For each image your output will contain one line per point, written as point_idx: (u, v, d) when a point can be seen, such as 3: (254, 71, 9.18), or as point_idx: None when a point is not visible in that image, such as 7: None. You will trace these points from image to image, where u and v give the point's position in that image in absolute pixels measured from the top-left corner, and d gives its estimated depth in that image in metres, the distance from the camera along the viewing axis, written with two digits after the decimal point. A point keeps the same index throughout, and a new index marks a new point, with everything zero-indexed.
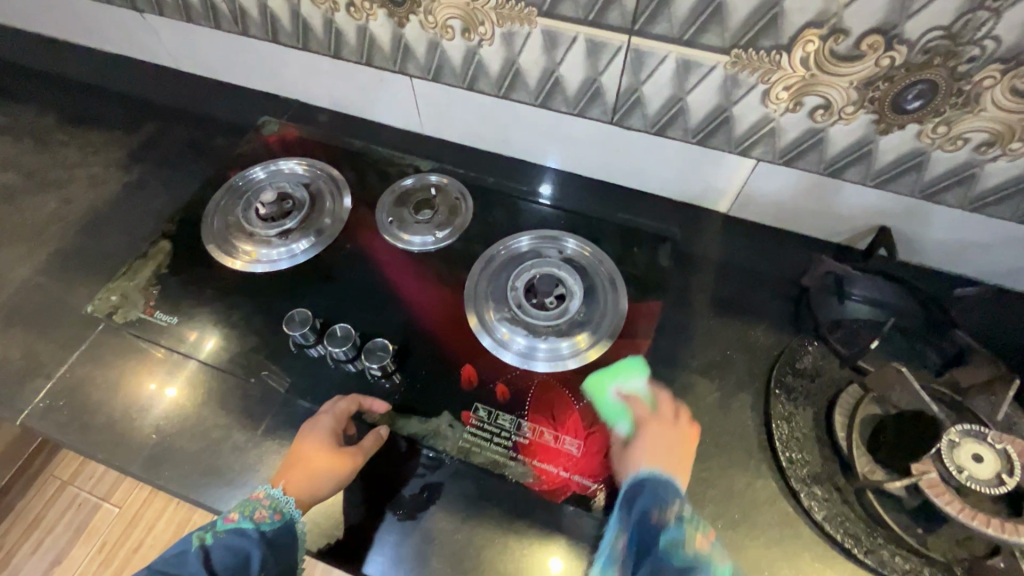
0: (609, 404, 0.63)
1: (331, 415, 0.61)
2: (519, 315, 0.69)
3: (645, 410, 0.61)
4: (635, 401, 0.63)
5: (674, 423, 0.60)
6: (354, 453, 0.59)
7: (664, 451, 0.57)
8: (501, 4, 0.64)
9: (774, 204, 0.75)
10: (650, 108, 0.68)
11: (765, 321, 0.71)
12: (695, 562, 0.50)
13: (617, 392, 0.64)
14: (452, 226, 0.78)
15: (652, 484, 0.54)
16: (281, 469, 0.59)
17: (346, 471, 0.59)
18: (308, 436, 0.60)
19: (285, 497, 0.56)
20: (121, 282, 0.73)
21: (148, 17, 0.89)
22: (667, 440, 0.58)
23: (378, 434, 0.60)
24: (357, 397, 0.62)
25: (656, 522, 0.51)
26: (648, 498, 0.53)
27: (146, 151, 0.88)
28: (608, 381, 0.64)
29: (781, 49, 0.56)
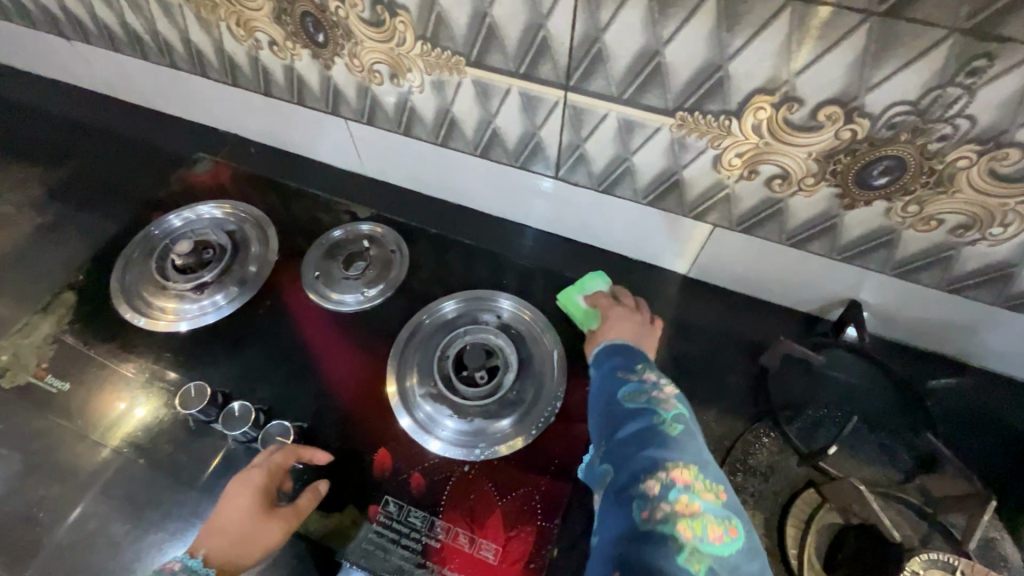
0: (580, 307, 0.66)
1: (264, 469, 0.56)
2: (445, 392, 0.62)
3: (609, 301, 0.64)
4: (600, 298, 0.65)
5: (635, 311, 0.64)
6: (289, 513, 0.54)
7: (631, 328, 0.60)
8: (428, 52, 0.57)
9: (735, 270, 0.68)
10: (596, 165, 0.62)
11: (719, 402, 0.63)
12: (646, 405, 0.48)
13: (584, 297, 0.66)
14: (384, 282, 0.71)
15: (620, 353, 0.55)
16: (203, 533, 0.53)
17: (279, 534, 0.53)
18: (237, 494, 0.54)
19: (204, 569, 0.50)
20: (14, 340, 0.67)
21: (74, 45, 0.83)
22: (630, 321, 0.61)
23: (317, 490, 0.55)
24: (295, 449, 0.57)
25: (615, 379, 0.53)
26: (614, 362, 0.55)
27: (66, 188, 0.82)
28: (573, 293, 0.67)
29: (730, 115, 0.49)
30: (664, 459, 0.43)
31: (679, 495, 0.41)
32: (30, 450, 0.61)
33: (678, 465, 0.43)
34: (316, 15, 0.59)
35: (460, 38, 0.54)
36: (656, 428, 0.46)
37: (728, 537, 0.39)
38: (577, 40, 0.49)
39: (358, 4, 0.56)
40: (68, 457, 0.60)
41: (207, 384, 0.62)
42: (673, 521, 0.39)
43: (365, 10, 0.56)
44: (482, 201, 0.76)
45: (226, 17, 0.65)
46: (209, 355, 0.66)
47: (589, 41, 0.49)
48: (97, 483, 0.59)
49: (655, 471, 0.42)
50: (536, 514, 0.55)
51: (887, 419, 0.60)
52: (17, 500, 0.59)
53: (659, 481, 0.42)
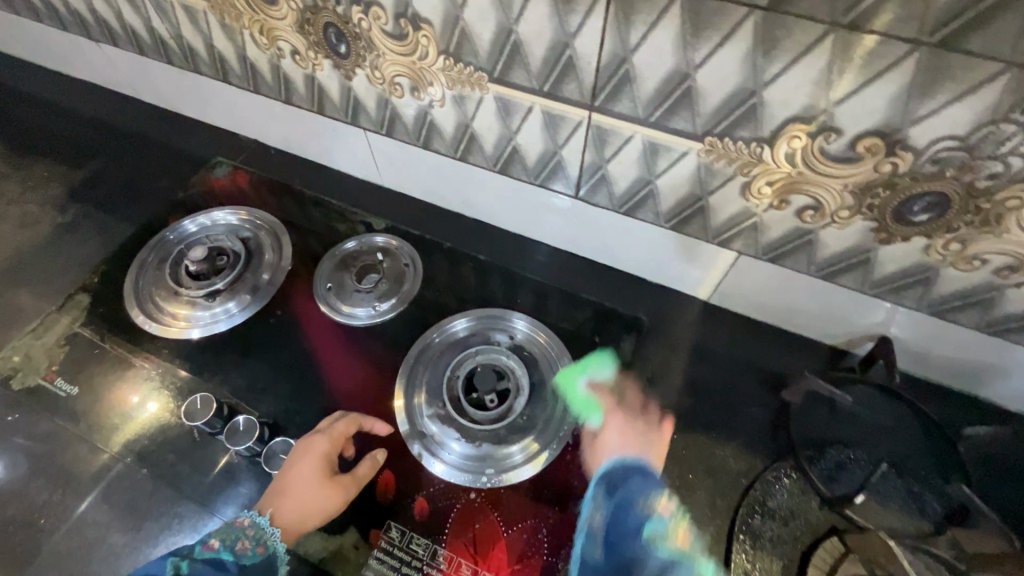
0: (581, 398, 0.61)
1: (327, 437, 0.57)
2: (453, 415, 0.60)
3: (613, 398, 0.60)
4: (602, 392, 0.62)
5: (641, 411, 0.59)
6: (349, 481, 0.55)
7: (637, 437, 0.56)
8: (450, 67, 0.56)
9: (758, 300, 0.65)
10: (617, 187, 0.60)
11: (738, 437, 0.61)
12: (680, 557, 0.45)
13: (587, 385, 0.62)
14: (396, 296, 0.70)
15: (637, 474, 0.49)
16: (269, 494, 0.54)
17: (339, 500, 0.54)
18: (303, 458, 0.55)
19: (270, 528, 0.52)
20: (27, 340, 0.67)
21: (102, 47, 0.84)
22: (636, 428, 0.56)
23: (375, 459, 0.57)
24: (356, 419, 0.59)
25: (641, 514, 0.47)
26: (633, 486, 0.48)
27: (86, 188, 0.83)
28: (577, 375, 0.63)
29: (761, 142, 0.47)
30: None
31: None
32: (35, 454, 0.61)
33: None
34: (338, 26, 0.58)
35: (483, 54, 0.53)
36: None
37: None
38: (605, 60, 0.47)
39: (382, 17, 0.55)
40: (72, 463, 0.60)
41: (213, 395, 0.61)
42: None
43: (388, 23, 0.55)
44: (499, 217, 0.75)
45: (250, 26, 0.65)
46: (217, 364, 0.66)
47: (616, 62, 0.47)
48: (99, 491, 0.58)
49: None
50: (542, 548, 0.53)
51: (912, 459, 0.56)
52: (19, 504, 0.58)
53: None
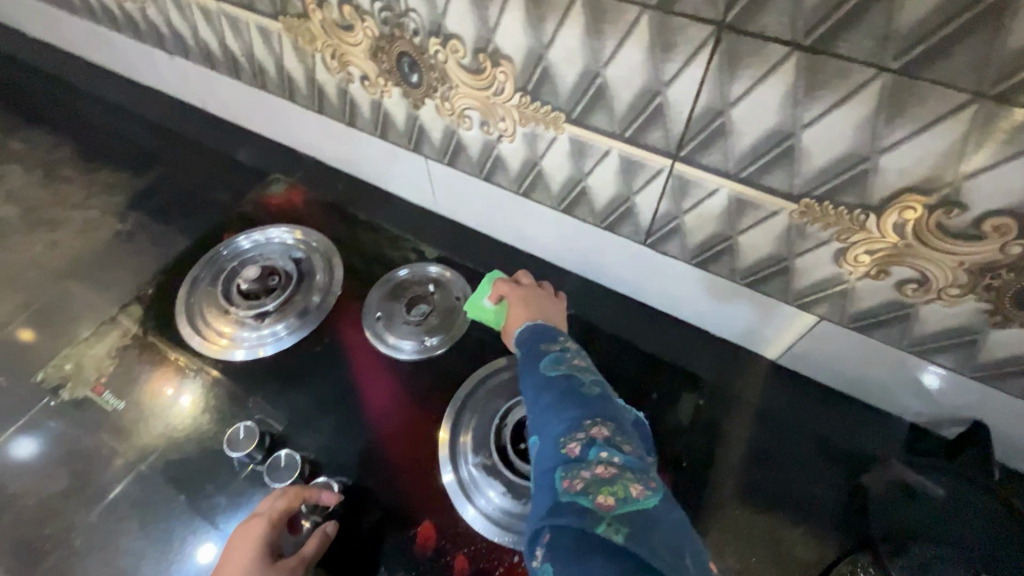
0: (489, 309, 0.62)
1: (266, 518, 0.52)
2: (500, 466, 0.57)
3: (510, 285, 0.61)
4: (501, 288, 0.61)
5: (534, 286, 0.61)
6: (295, 563, 0.51)
7: (538, 306, 0.58)
8: (525, 104, 0.54)
9: (834, 367, 0.60)
10: (692, 239, 0.56)
11: (806, 519, 0.56)
12: (567, 373, 0.47)
13: (489, 297, 0.62)
14: (446, 332, 0.67)
15: (545, 329, 0.53)
16: None
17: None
18: (237, 547, 0.50)
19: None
20: (79, 350, 0.67)
21: (175, 59, 0.85)
22: (535, 299, 0.59)
23: (325, 533, 0.53)
24: (299, 492, 0.54)
25: (539, 351, 0.50)
26: (539, 335, 0.52)
27: (146, 196, 0.83)
28: (479, 297, 0.63)
29: (868, 210, 0.43)
30: (582, 420, 0.42)
31: (601, 459, 0.38)
32: (76, 470, 0.59)
33: (597, 425, 0.41)
34: (413, 56, 0.57)
35: (564, 94, 0.50)
36: (576, 390, 0.45)
37: (650, 494, 0.37)
38: (699, 111, 0.44)
39: (460, 50, 0.53)
40: (110, 483, 0.58)
41: (257, 423, 0.60)
42: (593, 491, 0.36)
43: (466, 57, 0.53)
44: (555, 254, 0.72)
45: (322, 49, 0.64)
46: (260, 390, 0.64)
47: (711, 114, 0.44)
48: (134, 519, 0.56)
49: (577, 433, 0.41)
50: None
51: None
52: (53, 524, 0.56)
53: (582, 443, 0.40)
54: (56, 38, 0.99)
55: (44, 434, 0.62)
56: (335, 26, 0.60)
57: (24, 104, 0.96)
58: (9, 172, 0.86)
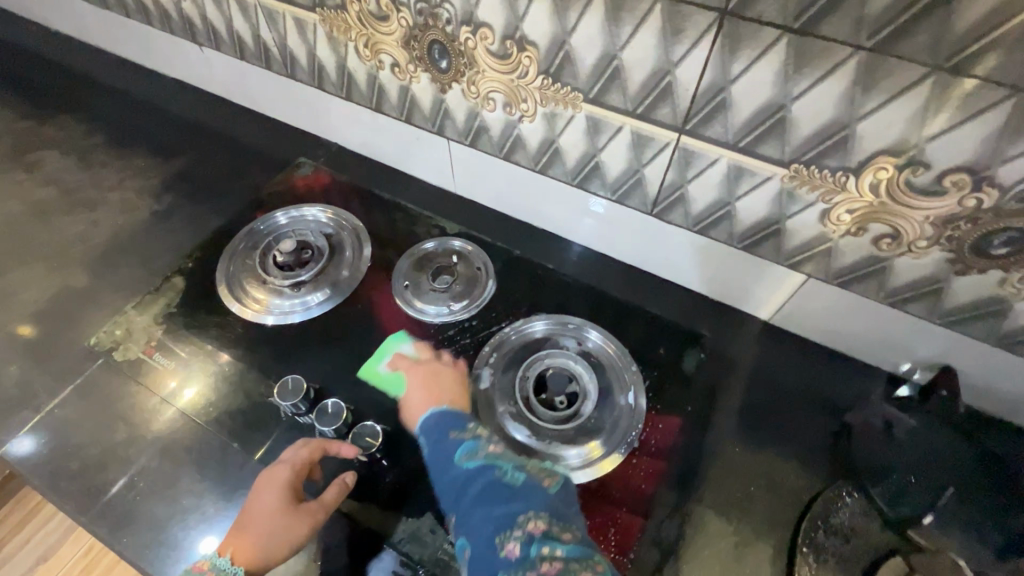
0: (386, 377, 0.66)
1: (290, 465, 0.58)
2: (525, 412, 0.63)
3: (409, 362, 0.66)
4: (400, 362, 0.67)
5: (434, 362, 0.66)
6: (315, 507, 0.56)
7: (434, 382, 0.63)
8: (547, 86, 0.60)
9: (820, 324, 0.68)
10: (694, 207, 0.63)
11: (799, 454, 0.62)
12: (487, 462, 0.50)
13: (386, 365, 0.67)
14: (469, 298, 0.73)
15: (450, 414, 0.57)
16: (231, 535, 0.55)
17: (306, 527, 0.55)
18: (265, 490, 0.56)
19: (233, 568, 0.52)
20: (128, 317, 0.72)
21: (205, 50, 0.91)
22: (434, 380, 0.64)
23: (344, 482, 0.58)
24: (321, 442, 0.60)
25: (451, 441, 0.53)
26: (445, 422, 0.55)
27: (180, 179, 0.88)
28: (375, 364, 0.68)
29: (848, 172, 0.50)
30: (516, 516, 0.44)
31: (543, 553, 0.41)
32: (134, 423, 0.64)
33: (529, 517, 0.44)
34: (444, 43, 0.63)
35: (583, 76, 0.57)
36: (499, 480, 0.48)
37: None
38: (704, 88, 0.51)
39: (489, 37, 0.59)
40: (168, 433, 0.63)
41: (302, 377, 0.65)
42: None
43: (494, 43, 0.59)
44: (567, 228, 0.79)
45: (356, 38, 0.70)
46: (300, 351, 0.70)
47: (715, 90, 0.50)
48: (191, 465, 0.61)
49: (512, 530, 0.43)
50: (610, 546, 0.55)
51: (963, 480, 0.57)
52: (117, 470, 0.61)
53: (520, 541, 0.43)
54: (84, 32, 1.04)
55: (102, 392, 0.67)
56: (371, 16, 0.65)
57: (53, 93, 1.00)
58: (44, 156, 0.90)
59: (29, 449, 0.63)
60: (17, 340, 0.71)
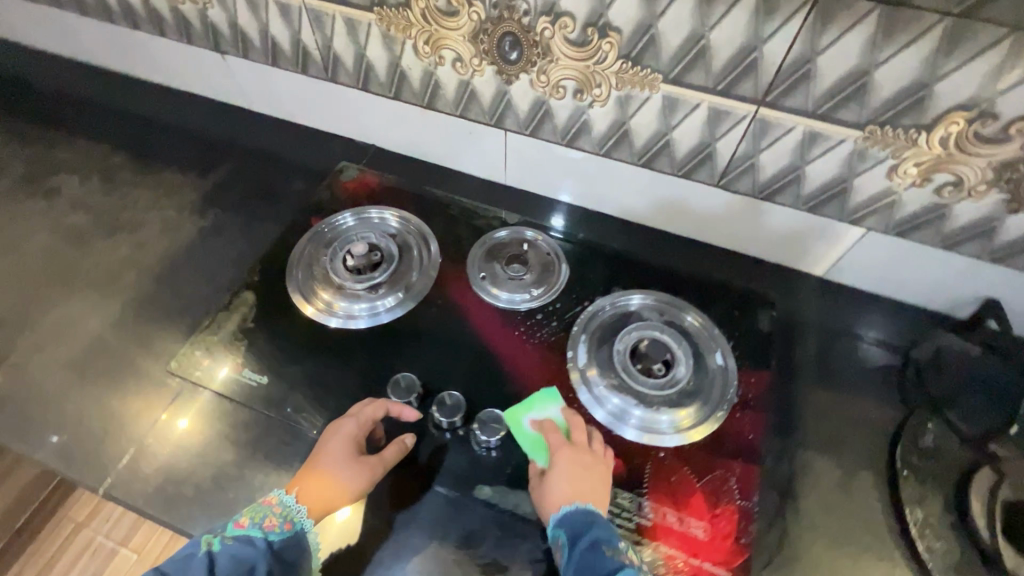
0: (527, 435, 0.62)
1: (356, 421, 0.61)
2: (625, 379, 0.66)
3: (559, 436, 0.61)
4: (549, 429, 0.62)
5: (589, 448, 0.60)
6: (376, 462, 0.59)
7: (583, 479, 0.57)
8: (625, 69, 0.63)
9: (875, 272, 0.74)
10: (764, 174, 0.68)
11: (874, 392, 0.69)
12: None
13: (532, 422, 0.63)
14: (547, 284, 0.75)
15: (601, 523, 0.54)
16: (297, 475, 0.58)
17: (366, 480, 0.58)
18: (331, 442, 0.59)
19: (297, 505, 0.56)
20: (205, 336, 0.69)
21: (229, 59, 0.87)
22: (581, 469, 0.58)
23: (403, 443, 0.61)
24: (385, 403, 0.62)
25: (609, 561, 0.51)
26: (599, 533, 0.53)
27: (220, 193, 0.86)
28: (522, 413, 0.64)
29: (921, 128, 0.56)
30: None
31: None
32: (240, 441, 0.63)
33: None
34: (518, 35, 0.64)
35: (666, 58, 0.60)
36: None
37: None
38: (789, 61, 0.55)
39: (569, 26, 0.61)
40: (279, 447, 0.63)
41: (413, 376, 0.67)
42: None
43: (574, 32, 0.62)
44: (627, 209, 0.82)
45: (416, 35, 0.70)
46: (392, 351, 0.70)
47: (801, 62, 0.55)
48: None
49: None
50: (734, 494, 0.59)
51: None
52: (237, 488, 0.60)
53: None
54: (78, 49, 0.98)
55: (197, 413, 0.65)
56: (438, 12, 0.66)
57: (57, 116, 0.94)
58: (65, 181, 0.85)
59: (136, 479, 0.61)
60: (88, 372, 0.68)
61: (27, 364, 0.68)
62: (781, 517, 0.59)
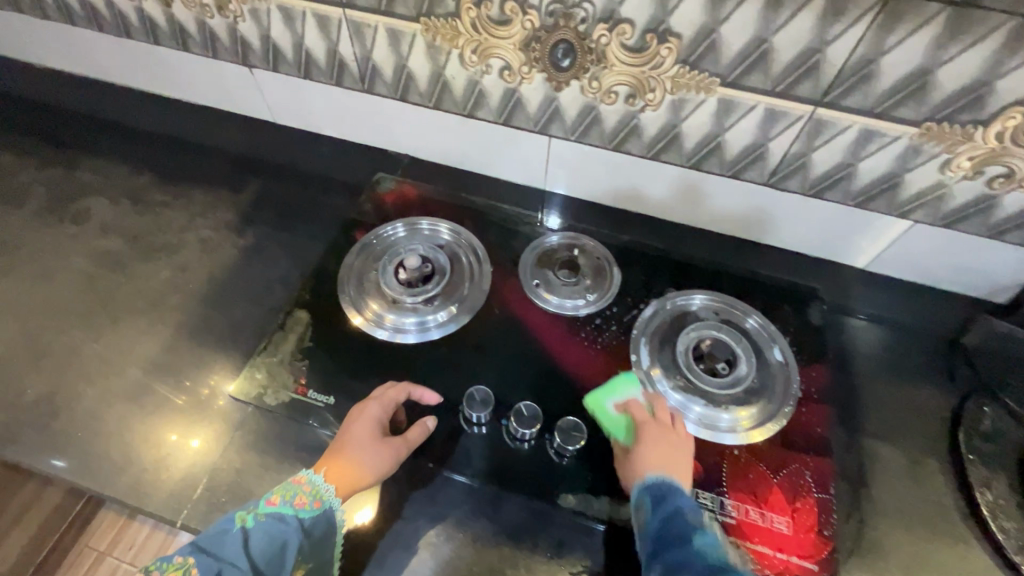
0: (611, 417, 0.64)
1: (379, 403, 0.62)
2: (690, 378, 0.67)
3: (644, 414, 0.62)
4: (633, 408, 0.63)
5: (671, 425, 0.61)
6: (400, 443, 0.60)
7: (670, 454, 0.58)
8: (682, 74, 0.63)
9: (918, 263, 0.75)
10: (815, 172, 0.69)
11: (928, 379, 0.71)
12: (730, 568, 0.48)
13: (615, 404, 0.65)
14: (601, 289, 0.75)
15: (682, 494, 0.55)
16: (322, 458, 0.59)
17: (390, 460, 0.59)
18: (355, 423, 0.60)
19: (325, 484, 0.56)
20: (263, 358, 0.68)
21: (257, 73, 0.85)
22: (667, 445, 0.59)
23: (426, 424, 0.61)
24: (406, 387, 0.64)
25: (688, 524, 0.52)
26: (680, 501, 0.54)
27: (257, 211, 0.84)
28: (604, 398, 0.66)
29: (978, 124, 0.58)
30: None
31: None
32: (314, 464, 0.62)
33: None
34: (573, 42, 0.65)
35: (725, 62, 0.61)
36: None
37: None
38: (852, 63, 0.56)
39: (627, 32, 0.62)
40: None
41: (486, 389, 0.66)
42: None
43: (632, 38, 0.62)
44: (671, 211, 0.83)
45: (464, 45, 0.70)
46: (455, 364, 0.69)
47: (864, 63, 0.56)
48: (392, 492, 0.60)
49: None
50: (811, 488, 0.60)
51: None
52: None
53: None
54: (94, 67, 0.95)
55: (264, 437, 0.64)
56: (489, 21, 0.66)
57: (78, 138, 0.91)
58: (95, 205, 0.83)
59: (210, 509, 0.59)
60: (146, 400, 0.66)
61: (80, 396, 0.66)
62: (856, 506, 0.61)
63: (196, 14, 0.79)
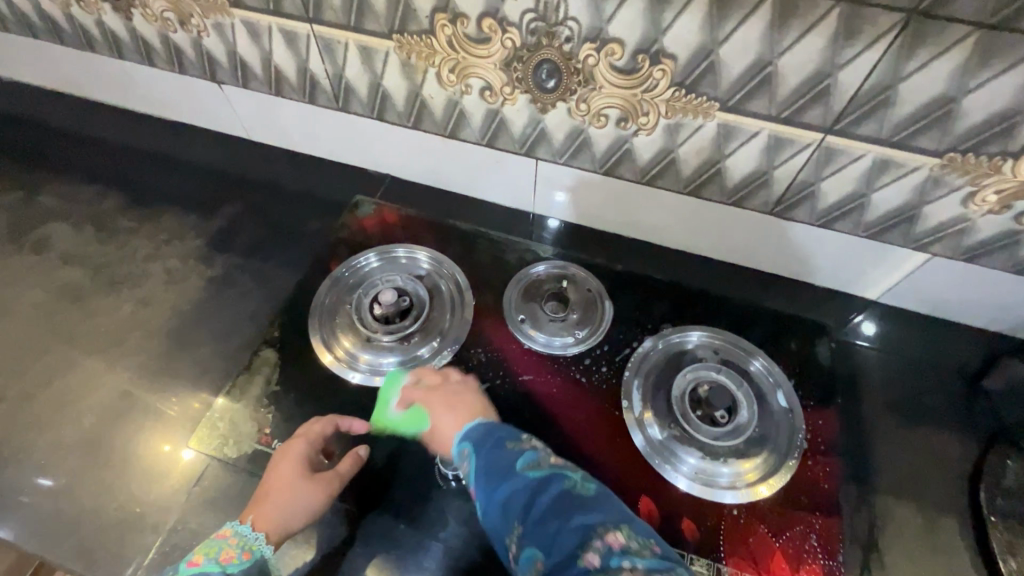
0: (401, 417, 0.62)
1: (306, 438, 0.59)
2: (686, 426, 0.62)
3: (417, 394, 0.62)
4: (410, 397, 0.62)
5: (442, 386, 0.62)
6: (331, 477, 0.56)
7: (460, 406, 0.59)
8: (678, 97, 0.57)
9: (935, 296, 0.70)
10: (823, 201, 0.63)
11: (947, 425, 0.65)
12: (554, 472, 0.49)
13: (394, 407, 0.62)
14: (591, 325, 0.70)
15: (503, 427, 0.55)
16: (247, 508, 0.55)
17: (321, 497, 0.55)
18: (280, 463, 0.57)
19: (253, 533, 0.52)
20: (225, 406, 0.62)
21: (227, 89, 0.80)
22: (453, 402, 0.60)
23: (357, 454, 0.58)
24: (334, 418, 0.61)
25: (506, 450, 0.51)
26: (499, 433, 0.54)
27: (227, 237, 0.79)
28: (384, 411, 0.63)
29: (1007, 155, 0.52)
30: (595, 527, 0.44)
31: (623, 565, 0.41)
32: None
33: (607, 526, 0.44)
34: (558, 62, 0.59)
35: (724, 86, 0.55)
36: (569, 490, 0.47)
37: None
38: (867, 89, 0.50)
39: (617, 53, 0.56)
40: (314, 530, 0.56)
41: None
42: None
43: (622, 59, 0.56)
44: (668, 237, 0.77)
45: (440, 63, 0.64)
46: None
47: (880, 89, 0.50)
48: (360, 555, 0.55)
49: (591, 540, 0.43)
50: (817, 552, 0.55)
51: None
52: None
53: (598, 550, 0.42)
54: (61, 81, 0.91)
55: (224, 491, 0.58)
56: (467, 39, 0.60)
57: (42, 157, 0.87)
58: (57, 232, 0.79)
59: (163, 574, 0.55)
60: (102, 450, 0.62)
61: (32, 446, 0.62)
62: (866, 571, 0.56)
63: (158, 28, 0.74)
